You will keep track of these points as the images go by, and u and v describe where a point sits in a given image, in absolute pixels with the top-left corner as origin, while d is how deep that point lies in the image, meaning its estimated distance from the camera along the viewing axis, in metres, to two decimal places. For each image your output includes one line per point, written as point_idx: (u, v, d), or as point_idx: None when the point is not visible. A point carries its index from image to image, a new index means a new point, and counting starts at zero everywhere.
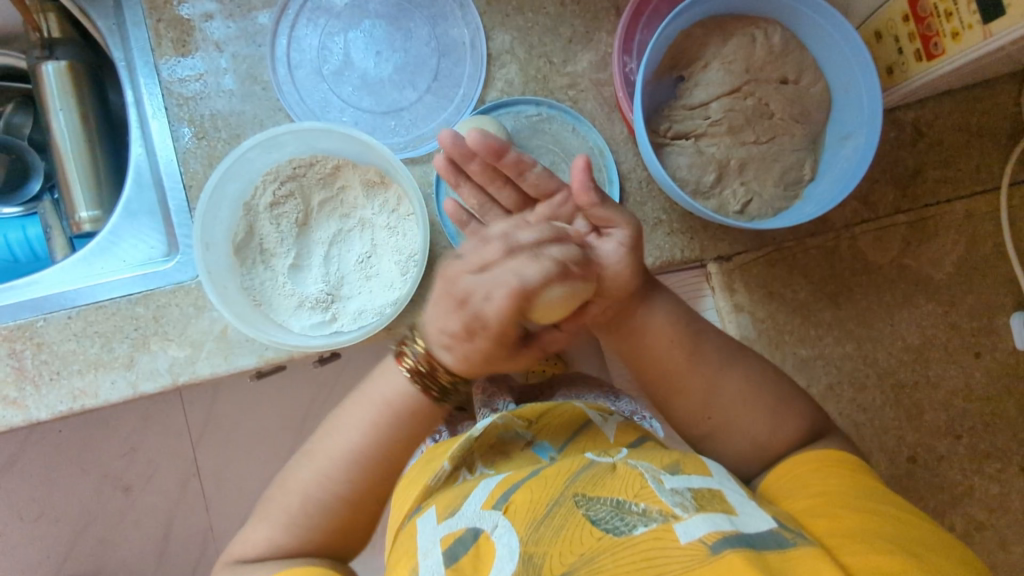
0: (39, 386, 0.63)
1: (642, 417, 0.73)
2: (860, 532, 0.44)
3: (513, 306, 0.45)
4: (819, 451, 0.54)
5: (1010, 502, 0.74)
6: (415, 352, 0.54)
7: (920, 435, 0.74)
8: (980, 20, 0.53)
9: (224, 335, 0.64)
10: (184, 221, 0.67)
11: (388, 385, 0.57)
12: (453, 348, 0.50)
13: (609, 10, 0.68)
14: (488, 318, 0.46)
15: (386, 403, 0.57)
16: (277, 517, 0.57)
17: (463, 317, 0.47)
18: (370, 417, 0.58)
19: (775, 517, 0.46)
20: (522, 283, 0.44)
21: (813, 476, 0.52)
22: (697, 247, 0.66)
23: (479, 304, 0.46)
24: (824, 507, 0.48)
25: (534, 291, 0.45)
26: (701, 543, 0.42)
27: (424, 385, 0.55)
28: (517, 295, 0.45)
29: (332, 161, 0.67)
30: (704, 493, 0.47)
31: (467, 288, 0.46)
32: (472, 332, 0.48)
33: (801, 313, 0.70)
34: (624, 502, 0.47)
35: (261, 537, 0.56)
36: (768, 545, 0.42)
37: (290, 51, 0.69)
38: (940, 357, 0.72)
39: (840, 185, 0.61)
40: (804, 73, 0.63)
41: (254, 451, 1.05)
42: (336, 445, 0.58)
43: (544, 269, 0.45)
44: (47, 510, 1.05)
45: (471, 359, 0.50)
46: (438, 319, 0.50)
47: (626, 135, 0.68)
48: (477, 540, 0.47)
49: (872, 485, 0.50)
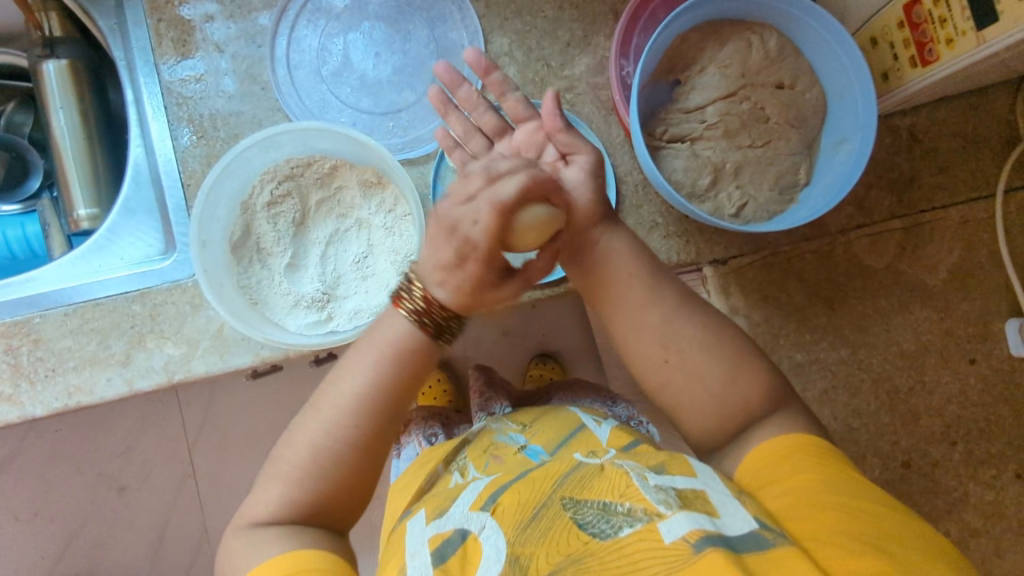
0: (34, 382, 0.63)
1: (639, 423, 0.73)
2: (836, 535, 0.44)
3: (499, 223, 0.46)
4: (788, 438, 0.52)
5: (1005, 509, 0.75)
6: (412, 292, 0.53)
7: (914, 441, 0.74)
8: (974, 27, 0.53)
9: (221, 334, 0.64)
10: (182, 219, 0.67)
11: (388, 328, 0.55)
12: (445, 283, 0.51)
13: (608, 14, 0.69)
14: (477, 240, 0.47)
15: (387, 345, 0.54)
16: (289, 474, 0.54)
17: (454, 243, 0.48)
18: (371, 358, 0.55)
19: (756, 517, 0.46)
20: (500, 197, 0.46)
21: (782, 469, 0.50)
22: (693, 250, 0.66)
23: (467, 228, 0.47)
24: (798, 509, 0.47)
25: (508, 204, 0.46)
26: (685, 542, 0.42)
27: (421, 323, 0.53)
28: (499, 210, 0.46)
29: (329, 161, 0.67)
30: (689, 493, 0.47)
31: (455, 217, 0.48)
32: (463, 258, 0.49)
33: (797, 317, 0.70)
34: (609, 504, 0.46)
35: (275, 496, 0.54)
36: (746, 547, 0.42)
37: (289, 51, 0.70)
38: (935, 363, 0.72)
39: (834, 190, 0.61)
40: (800, 78, 0.64)
41: (250, 452, 1.05)
42: (341, 392, 0.55)
43: (518, 188, 0.46)
44: (42, 508, 1.05)
45: (463, 288, 0.50)
46: (428, 257, 0.51)
47: (623, 139, 0.68)
48: (465, 541, 0.48)
49: (843, 474, 0.49)
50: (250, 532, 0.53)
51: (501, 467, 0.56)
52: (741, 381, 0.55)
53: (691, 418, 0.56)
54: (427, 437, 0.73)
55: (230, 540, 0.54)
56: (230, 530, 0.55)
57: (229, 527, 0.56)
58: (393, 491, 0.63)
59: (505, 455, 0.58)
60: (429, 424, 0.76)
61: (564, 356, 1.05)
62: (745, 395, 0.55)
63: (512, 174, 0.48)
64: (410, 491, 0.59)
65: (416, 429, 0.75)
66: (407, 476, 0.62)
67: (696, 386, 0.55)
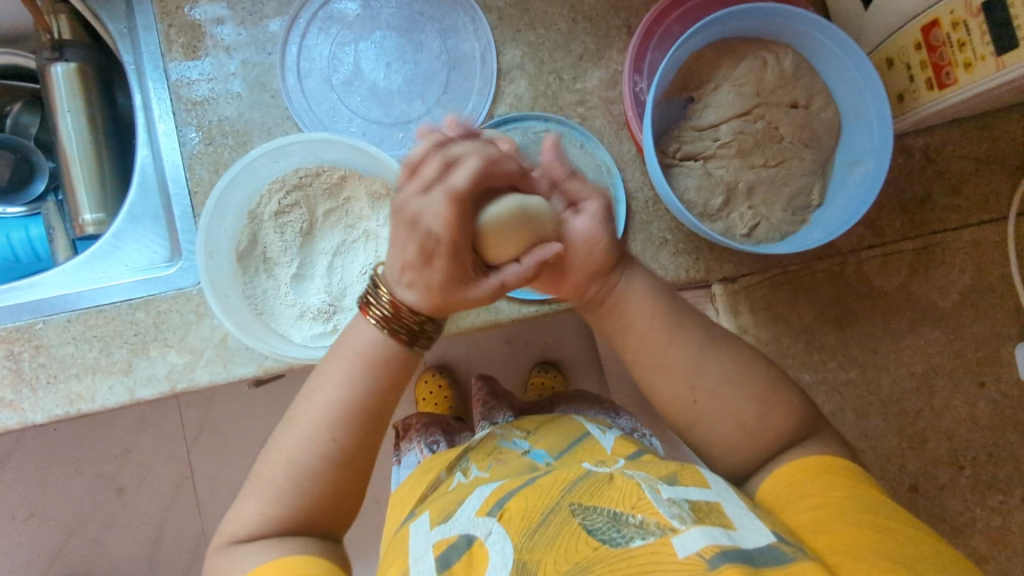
0: (35, 389, 0.62)
1: (642, 435, 0.73)
2: (862, 548, 0.43)
3: (455, 211, 0.48)
4: (819, 459, 0.52)
5: (1012, 535, 0.74)
6: (379, 298, 0.53)
7: (921, 464, 0.74)
8: (993, 52, 0.52)
9: (224, 343, 0.63)
10: (189, 227, 0.67)
11: (359, 335, 0.55)
12: (414, 283, 0.51)
13: (621, 28, 0.68)
14: (438, 231, 0.48)
15: (358, 352, 0.54)
16: (266, 491, 0.53)
17: (416, 239, 0.48)
18: (344, 369, 0.54)
19: (774, 530, 0.45)
20: (454, 186, 0.47)
21: (813, 486, 0.50)
22: (702, 268, 0.66)
23: (428, 220, 0.48)
24: (826, 522, 0.46)
25: (461, 192, 0.47)
26: (699, 557, 0.40)
27: (392, 330, 0.54)
28: (453, 198, 0.47)
29: (338, 171, 0.66)
30: (702, 506, 0.46)
31: (415, 209, 0.48)
32: (428, 254, 0.49)
33: (805, 336, 0.70)
34: (621, 514, 0.46)
35: (253, 513, 0.53)
36: (765, 561, 0.41)
37: (300, 60, 0.69)
38: (945, 386, 0.72)
39: (848, 213, 0.61)
40: (815, 98, 0.63)
41: (248, 455, 1.05)
42: (316, 405, 0.54)
43: (470, 178, 0.48)
44: (39, 508, 1.04)
45: (432, 287, 0.50)
46: (394, 258, 0.51)
47: (634, 155, 0.67)
48: (471, 547, 0.47)
49: (875, 495, 0.48)
50: (232, 549, 0.52)
51: (506, 474, 0.55)
52: (753, 406, 0.54)
53: (697, 424, 0.56)
54: (428, 444, 0.73)
55: (213, 558, 0.53)
56: (212, 549, 0.54)
57: (212, 545, 0.55)
58: (393, 499, 0.63)
59: (510, 460, 0.58)
60: (432, 432, 0.76)
61: (565, 364, 1.05)
62: (748, 418, 0.54)
63: (463, 160, 0.48)
64: (413, 495, 0.59)
65: (419, 436, 0.74)
66: (411, 481, 0.62)
67: (704, 408, 0.55)
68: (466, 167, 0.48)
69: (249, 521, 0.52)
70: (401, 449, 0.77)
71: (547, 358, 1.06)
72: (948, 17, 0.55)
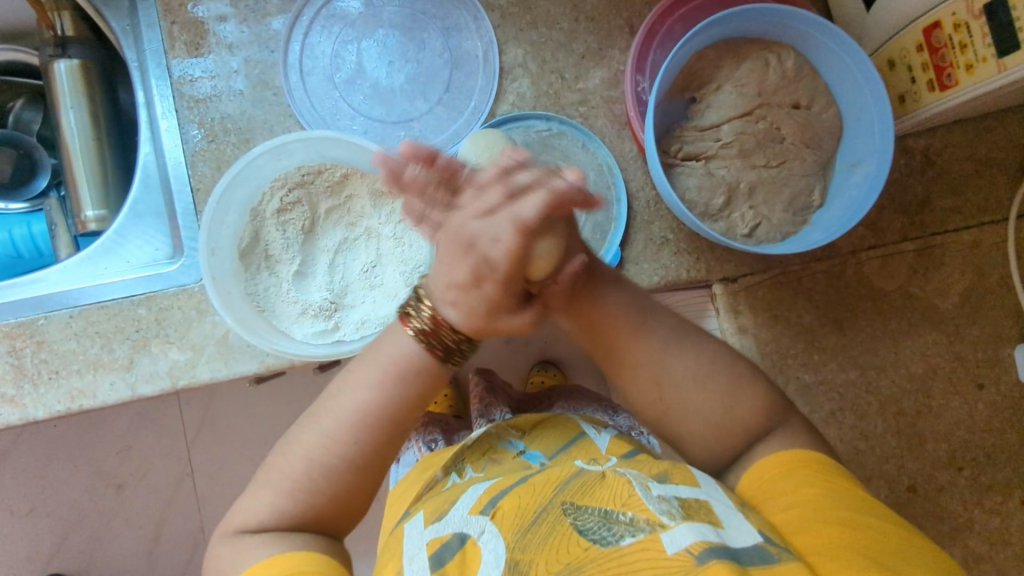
0: (37, 384, 0.62)
1: (640, 434, 0.73)
2: (841, 547, 0.43)
3: (520, 243, 0.42)
4: (789, 454, 0.52)
5: (1010, 536, 0.74)
6: (420, 312, 0.52)
7: (920, 465, 0.74)
8: (995, 54, 0.53)
9: (226, 340, 0.63)
10: (191, 224, 0.67)
11: (393, 346, 0.53)
12: (458, 303, 0.48)
13: (624, 28, 0.69)
14: (496, 260, 0.43)
15: (392, 363, 0.53)
16: (281, 484, 0.53)
17: (470, 261, 0.45)
18: (375, 375, 0.54)
19: (761, 530, 0.45)
20: (521, 217, 0.41)
21: (787, 483, 0.50)
22: (703, 267, 0.66)
23: (486, 246, 0.43)
24: (804, 521, 0.46)
25: (529, 224, 0.41)
26: (687, 554, 0.41)
27: (428, 345, 0.52)
28: (521, 231, 0.41)
29: (340, 169, 0.67)
30: (692, 503, 0.46)
31: (473, 233, 0.43)
32: (479, 279, 0.45)
33: (806, 336, 0.70)
34: (611, 512, 0.46)
35: (264, 505, 0.53)
36: (752, 561, 0.41)
37: (303, 58, 0.69)
38: (944, 387, 0.72)
39: (848, 214, 0.61)
40: (816, 99, 0.63)
41: (248, 452, 1.05)
42: (341, 407, 0.54)
43: (542, 207, 0.41)
44: (39, 503, 1.04)
45: (476, 311, 0.48)
46: (441, 275, 0.48)
47: (636, 154, 0.67)
48: (464, 545, 0.47)
49: (850, 490, 0.49)
50: (238, 539, 0.52)
51: (503, 473, 0.55)
52: (753, 407, 0.54)
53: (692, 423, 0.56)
54: (427, 441, 0.73)
55: (217, 547, 0.54)
56: (217, 536, 0.55)
57: (217, 531, 0.56)
58: (393, 495, 0.63)
59: (507, 462, 0.57)
60: (430, 429, 0.76)
61: (565, 363, 1.06)
62: (746, 418, 0.55)
63: (534, 189, 0.41)
64: (411, 494, 0.59)
65: (416, 434, 0.74)
66: (409, 480, 0.62)
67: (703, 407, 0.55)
68: (535, 194, 0.41)
69: (260, 514, 0.53)
70: (401, 447, 0.78)
71: (547, 358, 1.06)
72: (950, 20, 0.56)
